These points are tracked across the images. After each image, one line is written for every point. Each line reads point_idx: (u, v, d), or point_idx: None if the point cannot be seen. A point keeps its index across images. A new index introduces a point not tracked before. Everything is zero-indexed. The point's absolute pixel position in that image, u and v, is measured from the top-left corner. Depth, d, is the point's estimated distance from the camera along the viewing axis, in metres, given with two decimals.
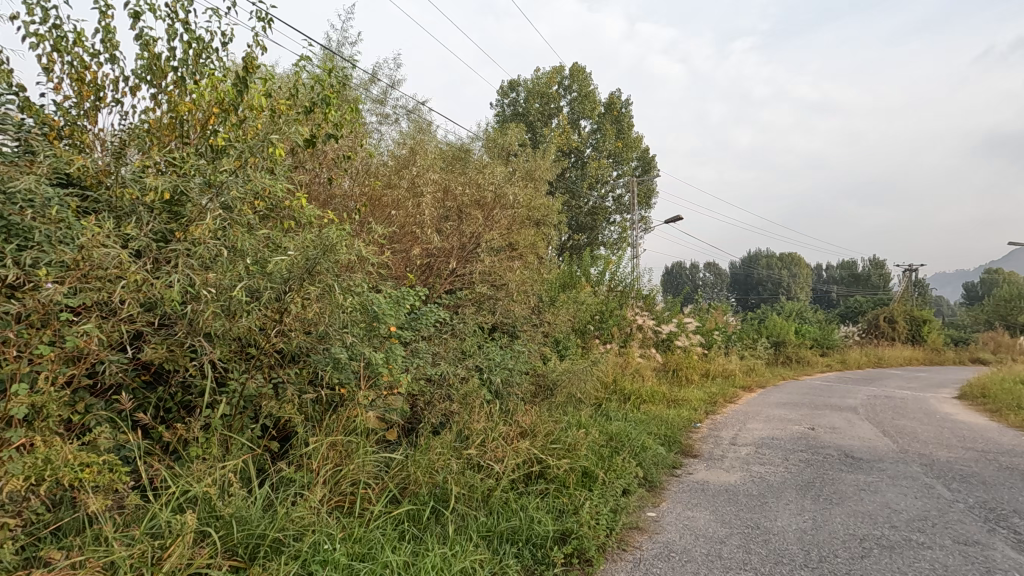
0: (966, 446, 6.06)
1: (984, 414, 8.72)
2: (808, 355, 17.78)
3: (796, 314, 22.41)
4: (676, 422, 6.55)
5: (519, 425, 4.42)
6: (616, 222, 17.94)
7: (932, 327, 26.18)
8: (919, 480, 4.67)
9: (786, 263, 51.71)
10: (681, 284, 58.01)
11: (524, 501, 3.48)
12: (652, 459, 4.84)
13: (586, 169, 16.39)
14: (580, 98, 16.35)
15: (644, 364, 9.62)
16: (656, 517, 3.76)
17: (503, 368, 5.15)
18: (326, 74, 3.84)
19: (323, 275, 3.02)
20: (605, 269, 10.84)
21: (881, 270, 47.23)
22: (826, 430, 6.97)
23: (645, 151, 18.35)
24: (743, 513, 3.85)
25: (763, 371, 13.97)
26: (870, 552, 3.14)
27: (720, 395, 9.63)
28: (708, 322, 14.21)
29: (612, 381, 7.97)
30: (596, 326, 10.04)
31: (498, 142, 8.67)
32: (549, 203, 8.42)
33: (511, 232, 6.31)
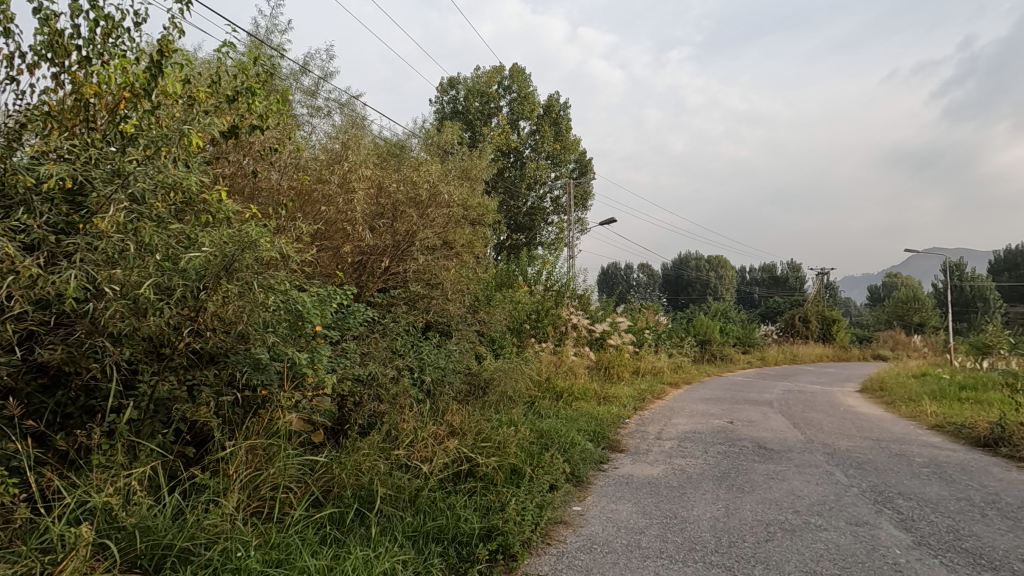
0: (863, 436, 6.62)
1: (880, 405, 9.57)
2: (730, 352, 18.81)
3: (721, 313, 23.69)
4: (606, 418, 6.75)
5: (449, 424, 4.42)
6: (554, 222, 18.22)
7: (840, 326, 28.37)
8: (821, 467, 5.07)
9: (714, 265, 54.37)
10: (616, 284, 59.72)
11: (451, 499, 3.49)
12: (580, 455, 4.98)
13: (524, 170, 16.53)
14: (520, 99, 16.49)
15: (577, 363, 9.84)
16: (581, 511, 3.88)
17: (435, 367, 5.13)
18: (250, 62, 3.65)
19: (242, 272, 2.90)
20: (541, 269, 11.04)
21: (798, 273, 50.66)
22: (744, 423, 7.41)
23: (583, 154, 18.74)
24: (663, 504, 4.04)
25: (689, 369, 14.64)
26: (773, 536, 3.38)
27: (648, 392, 10.01)
28: (639, 321, 14.71)
29: (546, 379, 8.10)
30: (532, 325, 10.16)
31: (436, 140, 8.58)
32: (485, 203, 8.43)
33: (447, 231, 6.25)
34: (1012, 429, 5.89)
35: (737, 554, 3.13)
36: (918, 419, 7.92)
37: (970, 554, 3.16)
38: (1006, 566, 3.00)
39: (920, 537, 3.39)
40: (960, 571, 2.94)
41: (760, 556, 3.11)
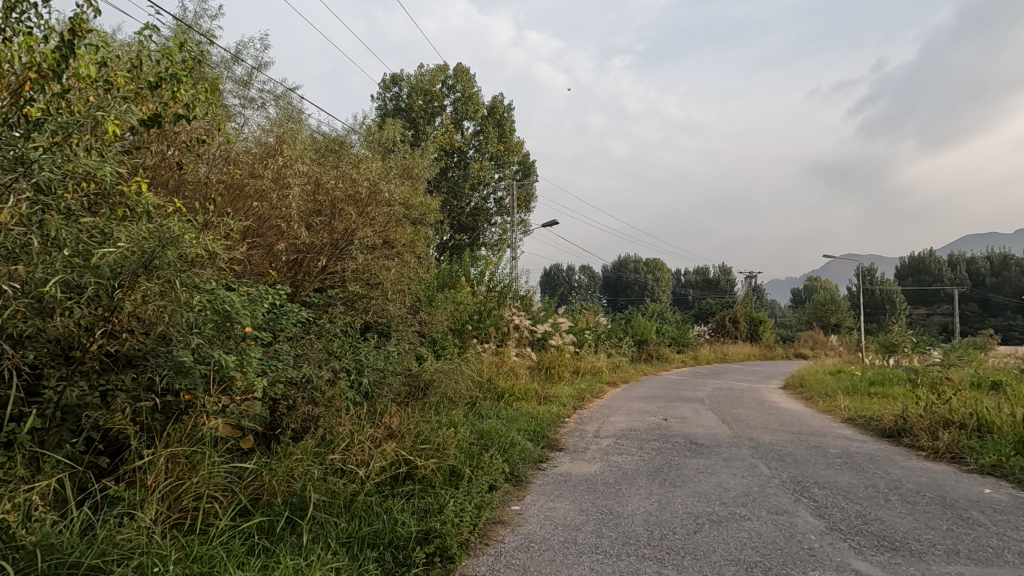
0: (785, 430, 7.04)
1: (800, 401, 10.22)
2: (666, 352, 19.54)
3: (658, 314, 24.54)
4: (546, 418, 6.85)
5: (386, 427, 4.34)
6: (497, 223, 18.28)
7: (766, 327, 30.07)
8: (746, 461, 5.35)
9: (651, 268, 56.22)
10: (558, 285, 60.61)
11: (388, 503, 3.43)
12: (519, 455, 5.02)
13: (468, 170, 16.46)
14: (464, 99, 16.43)
15: (519, 363, 9.92)
16: (519, 510, 3.91)
17: (375, 369, 5.03)
18: (176, 48, 3.44)
19: (163, 270, 2.75)
20: (484, 270, 11.07)
21: (729, 276, 53.27)
22: (676, 420, 7.71)
23: (526, 156, 18.89)
24: (599, 500, 4.14)
25: (627, 368, 15.07)
26: (701, 527, 3.54)
27: (587, 391, 10.23)
28: (580, 322, 15.00)
29: (487, 379, 8.12)
30: (474, 326, 10.15)
31: (377, 137, 8.41)
32: (428, 202, 8.34)
33: (387, 229, 6.12)
34: (913, 420, 6.44)
35: (668, 546, 3.25)
36: (833, 413, 8.52)
37: (875, 536, 3.42)
38: (905, 546, 3.27)
39: (832, 523, 3.64)
40: (866, 552, 3.18)
41: (689, 547, 3.24)
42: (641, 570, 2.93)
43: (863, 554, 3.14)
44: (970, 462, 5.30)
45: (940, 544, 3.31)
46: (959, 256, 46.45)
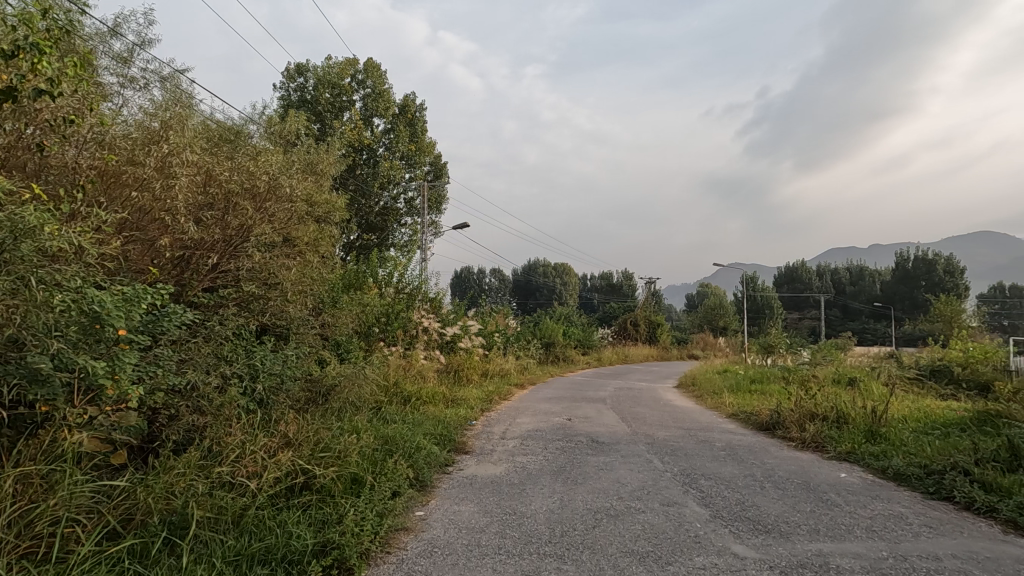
0: (678, 426, 7.53)
1: (692, 398, 10.99)
2: (571, 354, 20.21)
3: (564, 317, 25.32)
4: (453, 421, 6.82)
5: (282, 434, 4.11)
6: (407, 223, 17.99)
7: (663, 330, 32.01)
8: (643, 456, 5.67)
9: (559, 272, 57.90)
10: (469, 288, 60.64)
11: (282, 516, 3.26)
12: (425, 459, 4.96)
13: (377, 168, 16.03)
14: (374, 96, 15.99)
15: (427, 366, 9.79)
16: (423, 516, 3.86)
17: (270, 374, 4.73)
18: (37, 13, 3.02)
19: (15, 265, 2.46)
20: (393, 270, 10.87)
21: (631, 281, 56.14)
22: (580, 419, 8.00)
23: (438, 157, 18.73)
24: (503, 501, 4.19)
25: (534, 370, 15.39)
26: (599, 522, 3.70)
27: (495, 393, 10.33)
28: (489, 324, 15.10)
29: (394, 383, 7.94)
30: (381, 328, 9.88)
31: (278, 129, 7.96)
32: (333, 199, 8.02)
33: (288, 226, 5.73)
34: (785, 414, 7.15)
35: (568, 542, 3.36)
36: (720, 409, 9.24)
37: (752, 521, 3.76)
38: (777, 528, 3.61)
39: (716, 511, 3.94)
40: (744, 536, 3.48)
41: (588, 542, 3.36)
42: (542, 567, 3.00)
43: (741, 538, 3.43)
44: (830, 450, 5.97)
45: (804, 524, 3.70)
46: (825, 266, 52.25)
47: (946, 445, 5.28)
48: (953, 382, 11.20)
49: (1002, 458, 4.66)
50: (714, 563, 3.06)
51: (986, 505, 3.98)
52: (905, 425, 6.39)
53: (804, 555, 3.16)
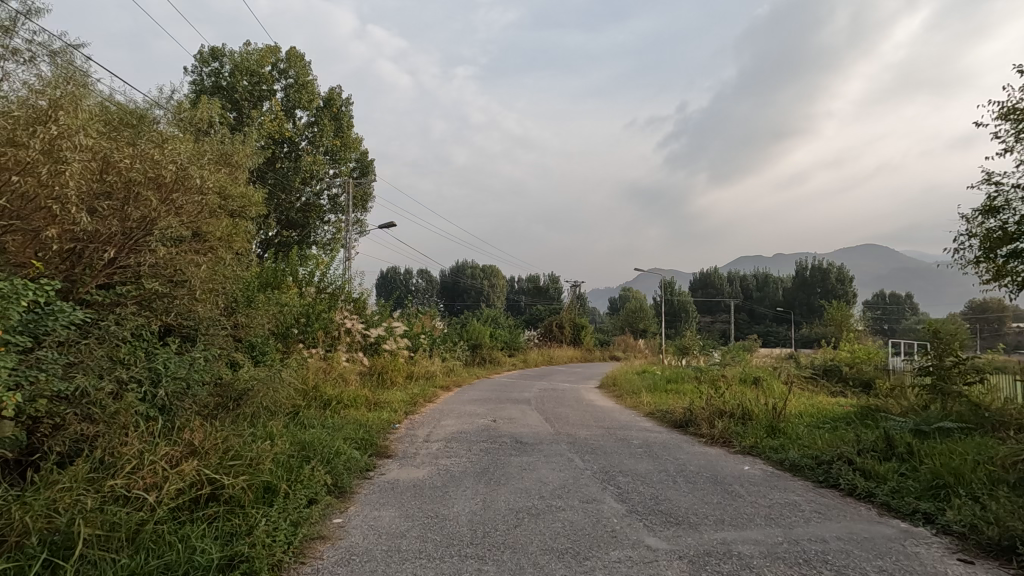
0: (598, 425, 7.78)
1: (613, 398, 11.39)
2: (498, 356, 20.33)
3: (492, 319, 25.43)
4: (375, 424, 6.66)
5: (187, 443, 3.83)
6: (330, 221, 17.38)
7: (587, 332, 32.95)
8: (564, 455, 5.81)
9: (487, 274, 58.08)
10: (394, 289, 59.44)
11: (185, 530, 3.05)
12: (344, 465, 4.81)
13: (299, 162, 15.35)
14: (297, 87, 15.32)
15: (349, 369, 9.50)
16: (341, 523, 3.74)
17: (174, 378, 4.39)
18: None
19: None
20: (314, 269, 10.48)
21: (557, 284, 57.34)
22: (505, 421, 8.07)
23: (365, 154, 18.22)
24: (425, 504, 4.15)
25: (460, 372, 15.34)
26: (521, 521, 3.75)
27: (420, 395, 10.19)
28: (415, 326, 14.88)
29: (313, 386, 7.63)
30: (300, 329, 9.47)
31: (189, 115, 7.42)
32: (249, 193, 7.59)
33: (199, 220, 5.32)
34: (697, 412, 7.57)
35: (490, 543, 3.38)
36: (638, 408, 9.65)
37: (664, 514, 3.95)
38: (686, 520, 3.83)
39: (631, 506, 4.11)
40: (657, 528, 3.65)
41: (509, 542, 3.40)
42: (464, 569, 2.99)
43: (654, 530, 3.60)
44: (736, 445, 6.40)
45: (711, 515, 3.94)
46: (735, 273, 55.92)
47: (834, 438, 5.81)
48: (842, 380, 12.34)
49: (879, 448, 5.19)
50: (629, 556, 3.19)
51: (866, 490, 4.43)
52: (800, 420, 6.96)
53: (711, 544, 3.37)
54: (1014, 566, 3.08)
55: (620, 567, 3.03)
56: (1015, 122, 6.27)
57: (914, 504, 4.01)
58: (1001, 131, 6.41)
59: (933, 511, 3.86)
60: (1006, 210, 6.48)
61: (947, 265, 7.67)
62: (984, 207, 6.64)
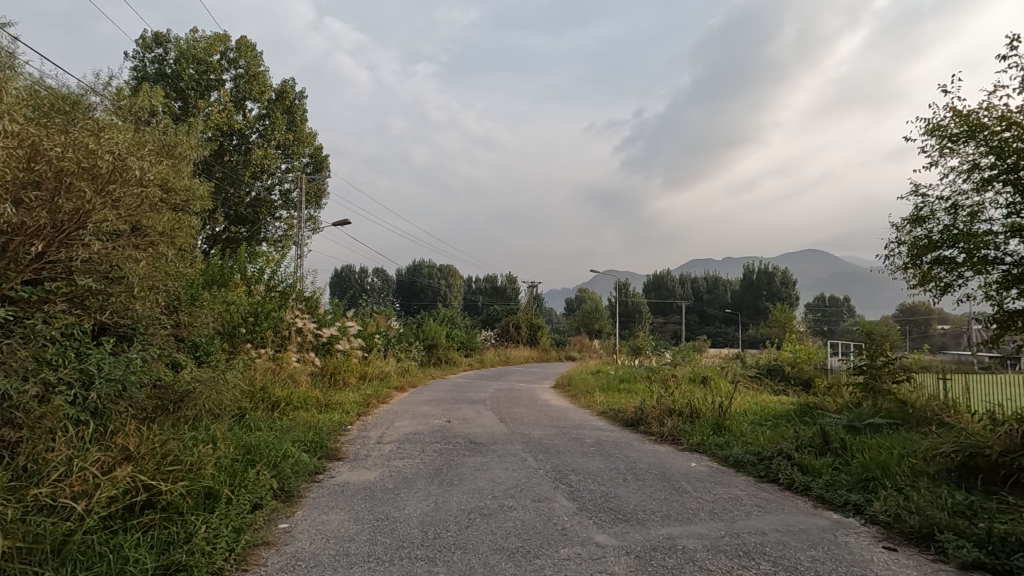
0: (553, 425, 7.85)
1: (567, 398, 11.54)
2: (454, 356, 20.24)
3: (449, 319, 25.29)
4: (326, 426, 6.49)
5: (121, 448, 3.65)
6: (282, 217, 16.89)
7: (544, 332, 33.25)
8: (518, 455, 5.84)
9: (444, 274, 57.76)
10: (349, 287, 58.24)
11: (117, 540, 2.92)
12: (292, 468, 4.68)
13: (249, 156, 14.83)
14: (248, 78, 14.81)
15: (300, 369, 9.26)
16: (287, 528, 3.65)
17: (109, 380, 4.16)
18: None
19: None
20: (264, 267, 10.18)
21: (514, 284, 57.60)
22: (459, 421, 8.05)
23: (319, 149, 17.75)
24: (375, 507, 4.09)
25: (415, 372, 15.20)
26: (473, 522, 3.75)
27: (374, 396, 10.04)
28: (369, 326, 14.61)
29: (261, 387, 7.40)
30: (248, 329, 9.13)
31: (128, 104, 7.04)
32: (194, 186, 7.28)
33: (138, 213, 5.02)
34: (648, 411, 7.76)
35: (440, 544, 3.36)
36: (591, 408, 9.81)
37: (613, 511, 4.03)
38: (634, 516, 3.92)
39: (582, 504, 4.18)
40: (606, 525, 3.73)
41: (460, 542, 3.39)
42: (413, 571, 2.98)
43: (603, 527, 3.67)
44: (684, 442, 6.60)
45: (658, 511, 4.05)
46: (687, 276, 57.61)
47: (775, 435, 6.08)
48: (783, 379, 12.92)
49: (816, 444, 5.46)
50: (578, 553, 3.24)
51: (802, 484, 4.65)
52: (744, 417, 7.24)
53: (657, 539, 3.47)
54: (932, 552, 3.31)
55: (569, 564, 3.08)
56: (940, 138, 6.71)
57: (845, 496, 4.24)
58: (928, 146, 6.86)
59: (862, 503, 4.10)
60: (931, 219, 6.93)
61: (879, 270, 8.13)
62: (912, 216, 7.08)
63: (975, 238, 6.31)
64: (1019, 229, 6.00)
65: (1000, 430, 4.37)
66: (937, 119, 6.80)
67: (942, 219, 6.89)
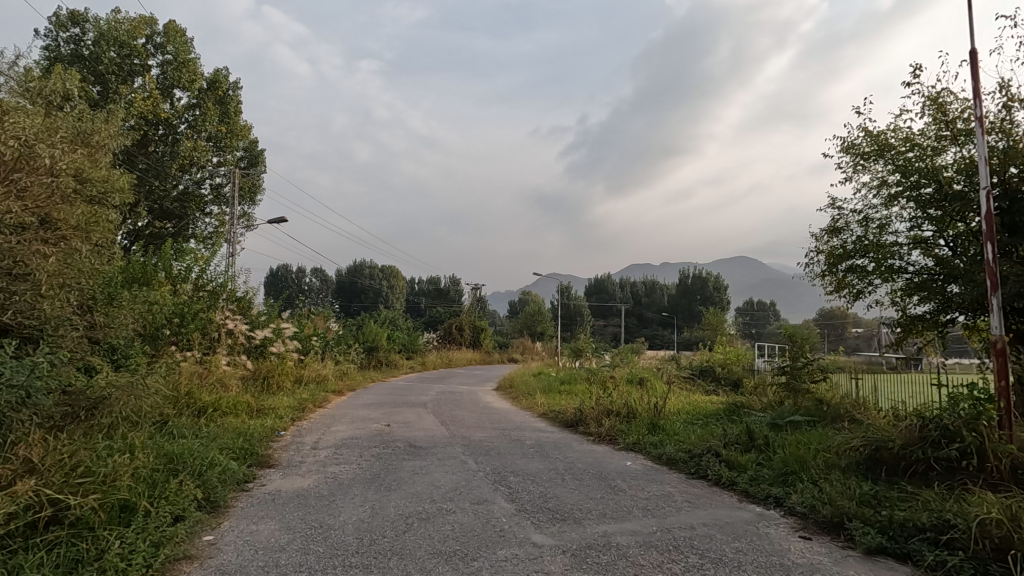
0: (494, 427, 7.86)
1: (509, 400, 11.60)
2: (395, 359, 19.88)
3: (390, 321, 24.83)
4: (257, 433, 6.22)
5: (23, 460, 3.34)
6: (212, 213, 16.09)
7: (487, 334, 33.26)
8: (458, 458, 5.82)
9: (386, 275, 56.74)
10: (285, 288, 56.06)
11: (17, 560, 2.68)
12: (218, 477, 4.45)
13: (177, 147, 14.00)
14: (176, 64, 14.00)
15: (231, 372, 8.82)
16: (213, 540, 3.47)
17: (8, 387, 3.60)
18: None
19: None
20: (192, 265, 9.66)
21: (458, 286, 57.33)
22: (399, 425, 7.92)
23: (254, 143, 17.01)
24: (308, 515, 3.96)
25: (354, 375, 14.82)
26: (410, 527, 3.69)
27: (310, 401, 9.72)
28: (306, 328, 14.10)
29: (186, 392, 6.99)
30: (172, 330, 8.60)
31: (37, 86, 6.47)
32: (113, 178, 6.79)
33: (49, 204, 4.60)
34: (587, 412, 7.93)
35: (376, 550, 3.30)
36: (532, 409, 9.91)
37: (551, 511, 4.09)
38: (571, 516, 3.99)
39: (521, 505, 4.21)
40: (543, 526, 3.77)
41: (397, 548, 3.33)
42: None
43: (540, 528, 3.72)
44: (621, 441, 6.78)
45: (594, 509, 4.15)
46: (626, 280, 59.29)
47: (705, 433, 6.36)
48: (715, 379, 13.54)
49: (742, 441, 5.75)
50: (515, 554, 3.27)
51: (729, 479, 4.89)
52: (677, 417, 7.53)
53: (593, 537, 3.55)
54: (841, 540, 3.57)
55: (506, 565, 3.10)
56: (854, 156, 7.26)
57: (767, 490, 4.50)
58: (843, 163, 7.40)
59: (782, 495, 4.36)
60: (846, 230, 7.47)
61: (799, 277, 8.68)
62: (829, 227, 7.61)
63: (884, 248, 6.86)
64: (921, 241, 6.57)
65: (901, 424, 4.76)
66: (851, 138, 7.35)
67: (856, 230, 7.45)
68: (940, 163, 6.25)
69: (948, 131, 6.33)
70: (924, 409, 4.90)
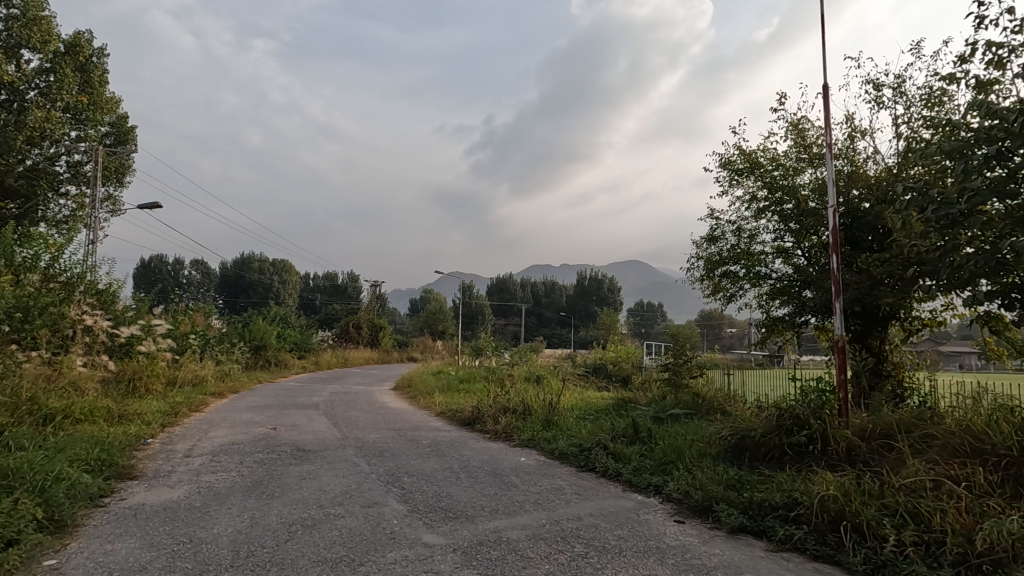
0: (389, 428, 7.68)
1: (407, 399, 11.39)
2: (286, 358, 18.78)
3: (281, 317, 23.39)
4: (118, 441, 5.57)
5: None
6: (68, 193, 14.23)
7: (386, 333, 32.38)
8: (349, 460, 5.61)
9: (277, 269, 53.43)
10: (158, 281, 50.79)
11: None
12: (65, 492, 3.92)
13: (25, 116, 12.13)
14: (24, 21, 12.11)
15: (88, 374, 7.82)
16: (56, 564, 3.05)
17: None
18: None
19: None
20: (41, 253, 8.48)
21: (356, 282, 55.39)
22: (286, 428, 7.47)
23: (123, 118, 15.27)
24: (176, 529, 3.61)
25: (238, 375, 13.79)
26: (294, 535, 3.50)
27: (185, 404, 8.88)
28: (183, 325, 12.87)
29: (30, 397, 6.09)
30: (11, 328, 7.39)
31: None
32: None
33: None
34: (484, 410, 7.99)
35: (253, 563, 3.08)
36: (430, 408, 9.81)
37: (443, 510, 4.07)
38: (463, 514, 4.00)
39: (413, 506, 4.15)
40: (435, 525, 3.75)
41: (277, 559, 3.14)
42: None
43: (431, 527, 3.69)
44: (516, 438, 6.91)
45: (486, 506, 4.19)
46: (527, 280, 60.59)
47: (595, 428, 6.66)
48: (606, 376, 14.24)
49: (628, 434, 6.10)
50: (404, 556, 3.21)
51: (615, 471, 5.17)
52: (571, 412, 7.82)
53: (484, 533, 3.58)
54: (710, 522, 3.91)
55: (395, 568, 3.03)
56: (730, 171, 7.97)
57: (648, 479, 4.80)
58: (722, 178, 8.09)
59: (661, 483, 4.68)
60: (722, 239, 8.19)
61: (681, 281, 9.36)
62: (708, 236, 8.29)
63: (753, 256, 7.61)
64: (783, 251, 7.37)
65: (762, 415, 5.29)
66: (728, 155, 8.08)
67: (730, 239, 8.18)
68: (799, 182, 7.07)
69: (806, 154, 7.19)
70: (781, 401, 5.49)
